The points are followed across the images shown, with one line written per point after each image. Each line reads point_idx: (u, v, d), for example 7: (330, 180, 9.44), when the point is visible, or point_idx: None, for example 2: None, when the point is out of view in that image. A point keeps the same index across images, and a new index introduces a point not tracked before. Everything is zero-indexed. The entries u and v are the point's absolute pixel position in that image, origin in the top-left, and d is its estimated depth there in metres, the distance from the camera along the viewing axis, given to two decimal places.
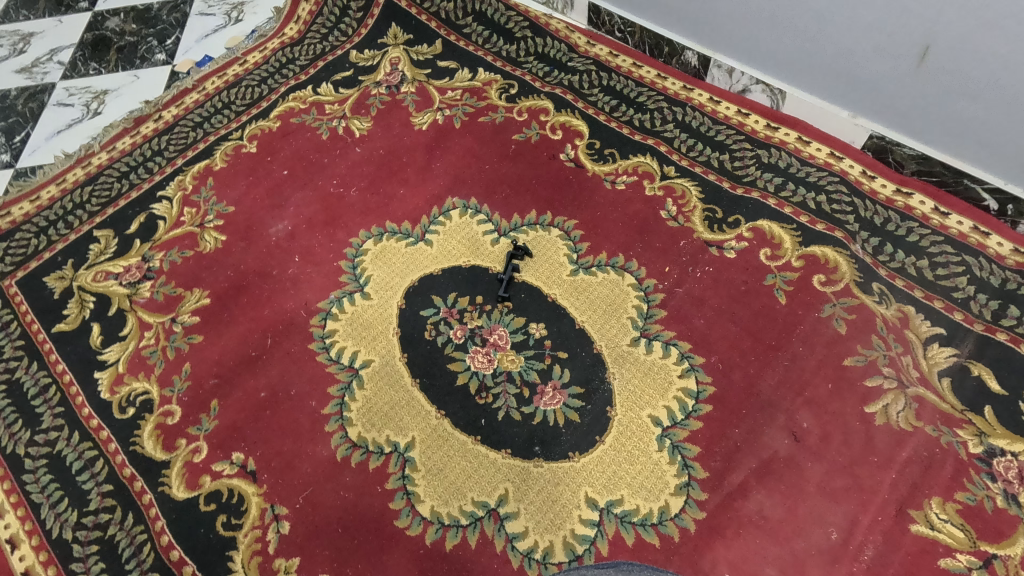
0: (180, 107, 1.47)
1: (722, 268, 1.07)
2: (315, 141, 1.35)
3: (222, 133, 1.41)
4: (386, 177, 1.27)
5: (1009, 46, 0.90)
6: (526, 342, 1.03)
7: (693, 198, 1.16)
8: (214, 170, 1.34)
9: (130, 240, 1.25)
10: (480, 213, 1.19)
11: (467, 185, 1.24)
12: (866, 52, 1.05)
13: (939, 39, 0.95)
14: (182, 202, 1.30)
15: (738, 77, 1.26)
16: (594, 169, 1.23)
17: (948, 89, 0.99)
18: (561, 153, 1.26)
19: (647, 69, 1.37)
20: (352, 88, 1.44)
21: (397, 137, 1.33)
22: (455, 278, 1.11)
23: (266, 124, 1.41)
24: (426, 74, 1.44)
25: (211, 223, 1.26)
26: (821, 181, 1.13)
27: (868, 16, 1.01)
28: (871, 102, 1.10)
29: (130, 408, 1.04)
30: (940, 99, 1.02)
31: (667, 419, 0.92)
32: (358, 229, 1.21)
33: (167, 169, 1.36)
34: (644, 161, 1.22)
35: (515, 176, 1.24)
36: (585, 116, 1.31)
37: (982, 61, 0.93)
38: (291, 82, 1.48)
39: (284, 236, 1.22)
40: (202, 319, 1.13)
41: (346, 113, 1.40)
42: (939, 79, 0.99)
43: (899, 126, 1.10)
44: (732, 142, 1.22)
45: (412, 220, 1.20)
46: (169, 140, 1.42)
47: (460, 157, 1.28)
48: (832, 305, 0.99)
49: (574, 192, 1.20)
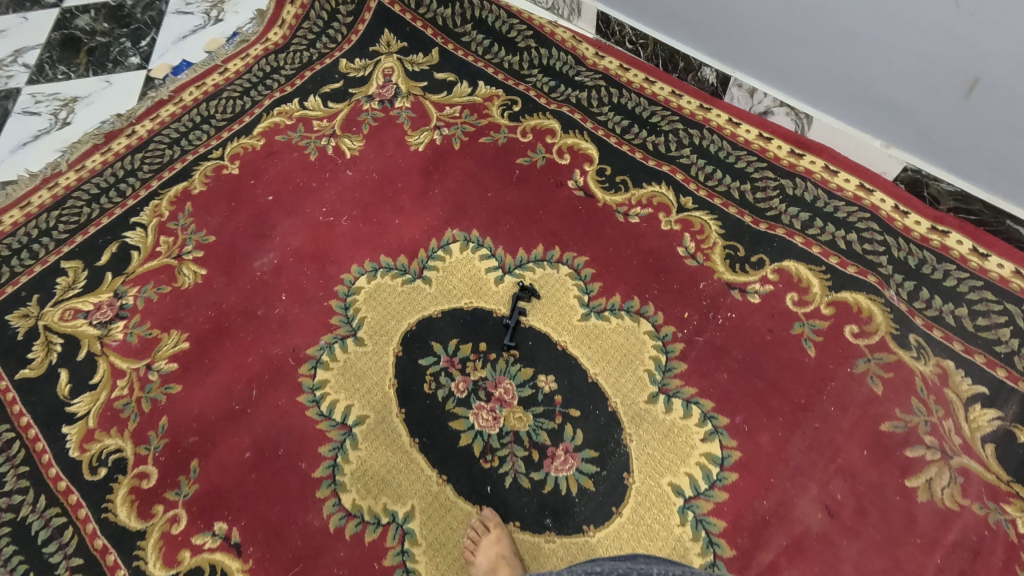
0: (155, 121, 1.36)
1: (745, 314, 0.99)
2: (302, 162, 1.25)
3: (202, 152, 1.30)
4: (380, 205, 1.17)
5: None
6: (535, 398, 0.95)
7: (713, 234, 1.07)
8: (193, 193, 1.24)
9: (101, 273, 1.15)
10: (483, 248, 1.10)
11: (468, 216, 1.14)
12: (906, 81, 0.96)
13: (990, 73, 0.87)
14: (158, 230, 1.20)
15: (759, 98, 1.17)
16: (605, 198, 1.14)
17: (996, 125, 0.91)
18: (569, 179, 1.17)
19: (660, 85, 1.27)
20: (342, 102, 1.34)
21: (391, 159, 1.23)
22: (456, 321, 1.03)
23: (248, 142, 1.30)
24: (422, 87, 1.34)
25: (190, 254, 1.16)
26: (850, 217, 1.05)
27: (915, 42, 0.91)
28: (903, 130, 1.02)
29: (102, 469, 0.95)
30: (985, 136, 0.93)
31: (690, 488, 0.86)
32: (350, 263, 1.11)
33: (142, 192, 1.25)
34: (660, 191, 1.13)
35: (519, 205, 1.14)
36: (594, 138, 1.21)
37: None
38: (276, 94, 1.37)
39: (269, 271, 1.12)
40: (180, 366, 1.03)
41: (336, 131, 1.29)
42: (987, 115, 0.91)
43: (936, 159, 1.01)
44: (754, 171, 1.13)
45: (409, 255, 1.11)
46: (144, 159, 1.30)
47: (460, 182, 1.18)
48: (866, 360, 0.92)
49: (584, 225, 1.11)
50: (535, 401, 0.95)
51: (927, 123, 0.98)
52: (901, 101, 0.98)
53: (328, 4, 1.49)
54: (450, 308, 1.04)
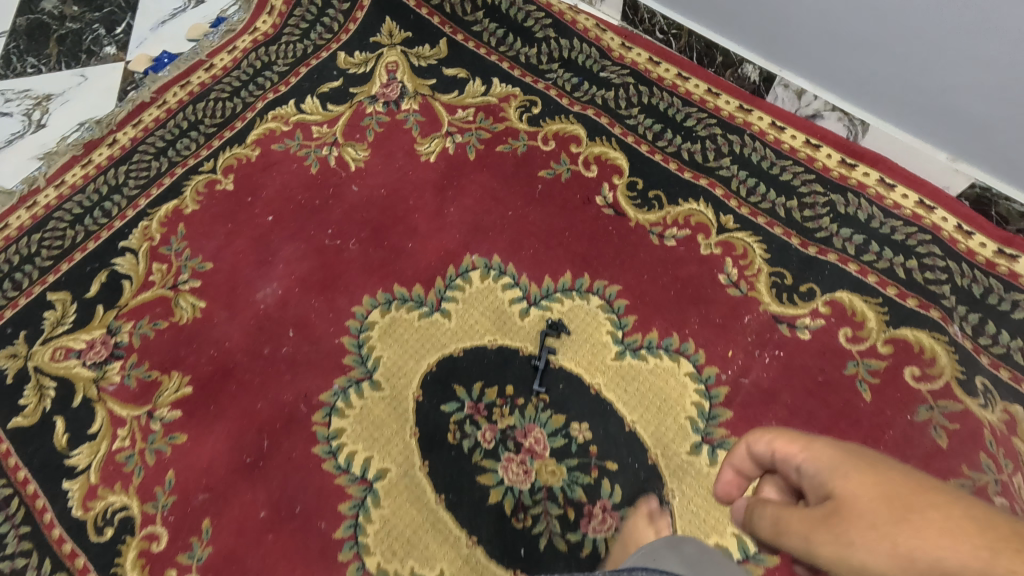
0: (138, 127, 1.23)
1: (794, 352, 0.91)
2: (302, 176, 1.14)
3: (192, 164, 1.18)
4: (392, 227, 1.08)
5: None
6: (570, 448, 0.88)
7: (757, 259, 0.98)
8: (185, 213, 1.14)
9: (92, 306, 1.07)
10: (505, 275, 1.01)
11: (488, 239, 1.04)
12: (989, 94, 0.84)
13: None
14: (150, 256, 1.10)
15: (808, 100, 1.05)
16: (637, 217, 1.04)
17: None
18: (596, 194, 1.06)
19: (695, 82, 1.14)
20: (343, 104, 1.21)
21: (400, 172, 1.12)
22: (479, 362, 0.95)
23: (242, 152, 1.19)
24: (430, 86, 1.21)
25: (186, 284, 1.07)
26: (909, 240, 0.96)
27: (1009, 52, 0.79)
28: (982, 148, 0.91)
29: (109, 529, 0.90)
30: None
31: (739, 551, 0.81)
32: (360, 294, 1.03)
33: (130, 212, 1.15)
34: (698, 208, 1.03)
35: (543, 226, 1.05)
36: (624, 146, 1.10)
37: None
38: (269, 95, 1.24)
39: (274, 303, 1.03)
40: (184, 413, 0.96)
41: (338, 138, 1.18)
42: None
43: (1010, 177, 0.92)
44: (801, 184, 1.03)
45: (425, 284, 1.02)
46: (128, 172, 1.19)
47: (478, 199, 1.08)
48: (928, 407, 0.85)
49: (614, 248, 1.01)
50: (570, 452, 0.88)
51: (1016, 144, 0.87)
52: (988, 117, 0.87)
53: None
54: (472, 345, 0.96)
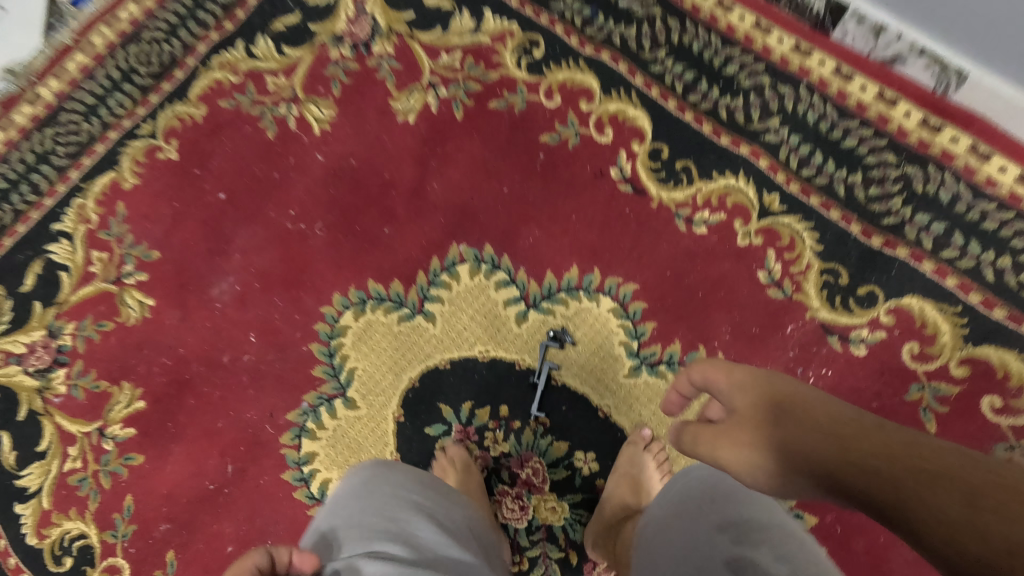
0: (63, 79, 1.00)
1: (845, 371, 0.76)
2: (258, 143, 0.96)
3: (127, 126, 0.99)
4: (365, 209, 0.91)
5: None
6: (574, 480, 0.77)
7: (807, 251, 0.80)
8: (125, 189, 0.96)
9: (27, 303, 0.93)
10: (499, 270, 0.85)
11: (478, 224, 0.87)
12: None
13: None
14: (87, 242, 0.95)
15: (887, 41, 0.80)
16: (660, 196, 0.85)
17: None
18: (611, 165, 0.87)
19: (740, 12, 0.87)
20: (301, 47, 0.99)
21: (374, 138, 0.93)
22: (469, 378, 0.82)
23: (184, 110, 0.99)
24: (408, 20, 0.97)
25: (131, 277, 0.92)
26: (1002, 230, 0.77)
27: None
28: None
29: (67, 558, 0.82)
30: None
31: None
32: (330, 291, 0.88)
33: (60, 187, 0.97)
34: (736, 185, 0.83)
35: (544, 207, 0.86)
36: (646, 102, 0.88)
37: None
38: (211, 33, 1.01)
39: (232, 302, 0.90)
40: (139, 431, 0.86)
41: (298, 93, 0.97)
42: None
43: None
44: (868, 154, 0.81)
45: (405, 279, 0.87)
46: (55, 136, 0.99)
47: (467, 173, 0.90)
48: (1008, 444, 0.73)
49: (631, 237, 0.84)
50: (573, 485, 0.77)
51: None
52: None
53: None
54: (460, 357, 0.82)
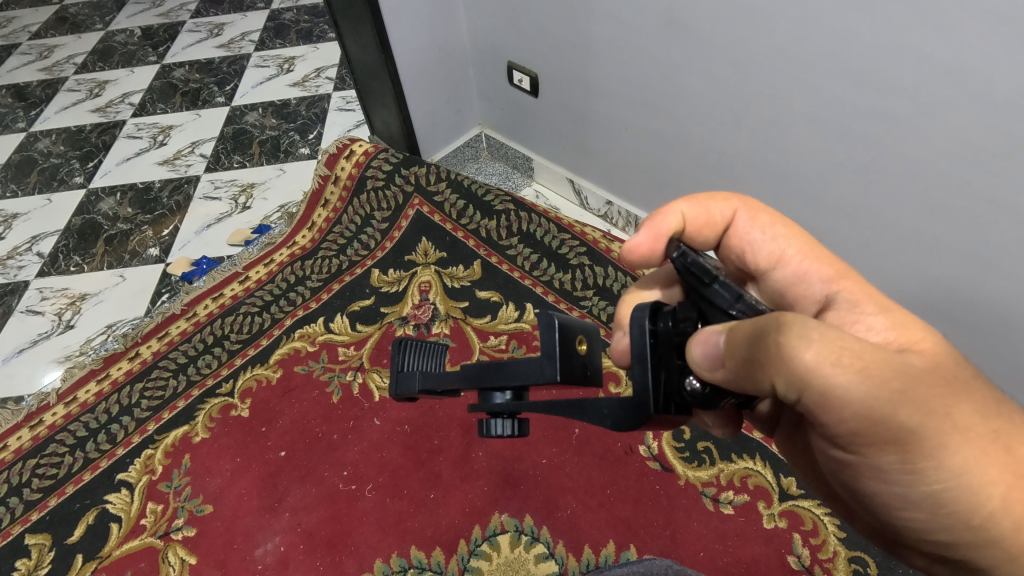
0: (163, 340, 1.20)
1: None
2: (322, 406, 1.08)
3: (209, 385, 1.13)
4: (412, 472, 0.99)
5: (1006, 304, 0.90)
6: (693, 381, 0.47)
7: (831, 537, 0.88)
8: (194, 443, 1.06)
9: (70, 555, 0.96)
10: (538, 542, 0.92)
11: (519, 495, 0.96)
12: (917, 307, 1.00)
13: (952, 292, 0.94)
14: (146, 494, 1.01)
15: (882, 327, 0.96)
16: (687, 474, 0.95)
17: (957, 322, 0.97)
18: (639, 443, 0.99)
19: None
20: (372, 324, 1.19)
21: (426, 405, 1.06)
22: (467, 378, 0.52)
23: (262, 372, 1.14)
24: (462, 308, 1.20)
25: (179, 531, 0.97)
26: None
27: (908, 283, 0.99)
28: (968, 302, 0.93)
29: None
30: (956, 325, 0.97)
31: None
32: (373, 557, 0.92)
33: (134, 439, 1.07)
34: (754, 468, 0.95)
35: (580, 480, 0.96)
36: (768, 464, 0.95)
37: (974, 307, 0.93)
38: (298, 311, 1.22)
39: (274, 564, 0.93)
40: None
41: (364, 363, 1.14)
42: (951, 324, 0.97)
43: None
44: None
45: (446, 548, 0.92)
46: (144, 390, 1.13)
47: (507, 441, 1.01)
48: None
49: (662, 515, 0.92)
50: (682, 400, 0.48)
51: (995, 292, 0.89)
52: (947, 240, 0.90)
53: (364, 205, 1.37)
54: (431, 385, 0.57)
